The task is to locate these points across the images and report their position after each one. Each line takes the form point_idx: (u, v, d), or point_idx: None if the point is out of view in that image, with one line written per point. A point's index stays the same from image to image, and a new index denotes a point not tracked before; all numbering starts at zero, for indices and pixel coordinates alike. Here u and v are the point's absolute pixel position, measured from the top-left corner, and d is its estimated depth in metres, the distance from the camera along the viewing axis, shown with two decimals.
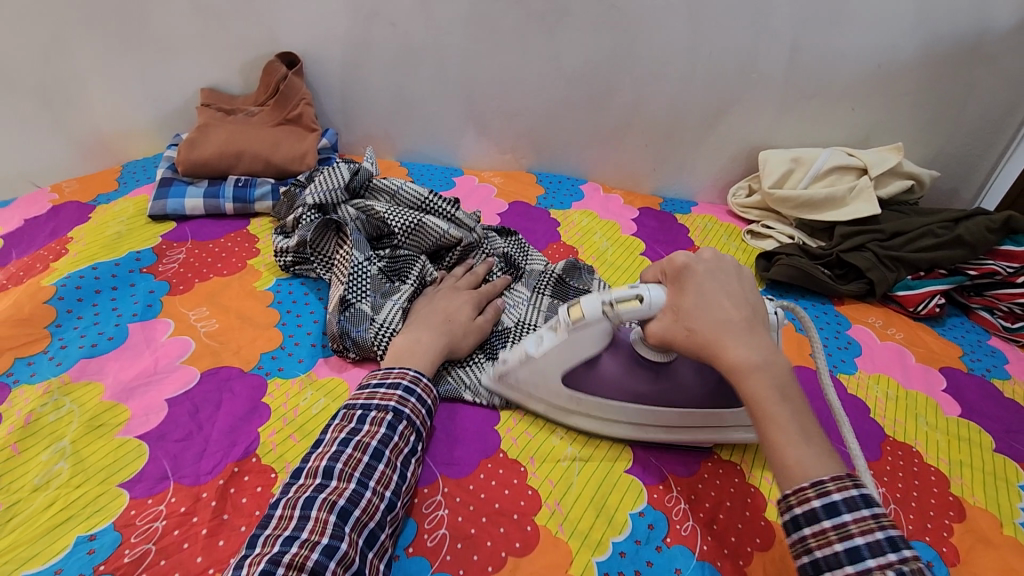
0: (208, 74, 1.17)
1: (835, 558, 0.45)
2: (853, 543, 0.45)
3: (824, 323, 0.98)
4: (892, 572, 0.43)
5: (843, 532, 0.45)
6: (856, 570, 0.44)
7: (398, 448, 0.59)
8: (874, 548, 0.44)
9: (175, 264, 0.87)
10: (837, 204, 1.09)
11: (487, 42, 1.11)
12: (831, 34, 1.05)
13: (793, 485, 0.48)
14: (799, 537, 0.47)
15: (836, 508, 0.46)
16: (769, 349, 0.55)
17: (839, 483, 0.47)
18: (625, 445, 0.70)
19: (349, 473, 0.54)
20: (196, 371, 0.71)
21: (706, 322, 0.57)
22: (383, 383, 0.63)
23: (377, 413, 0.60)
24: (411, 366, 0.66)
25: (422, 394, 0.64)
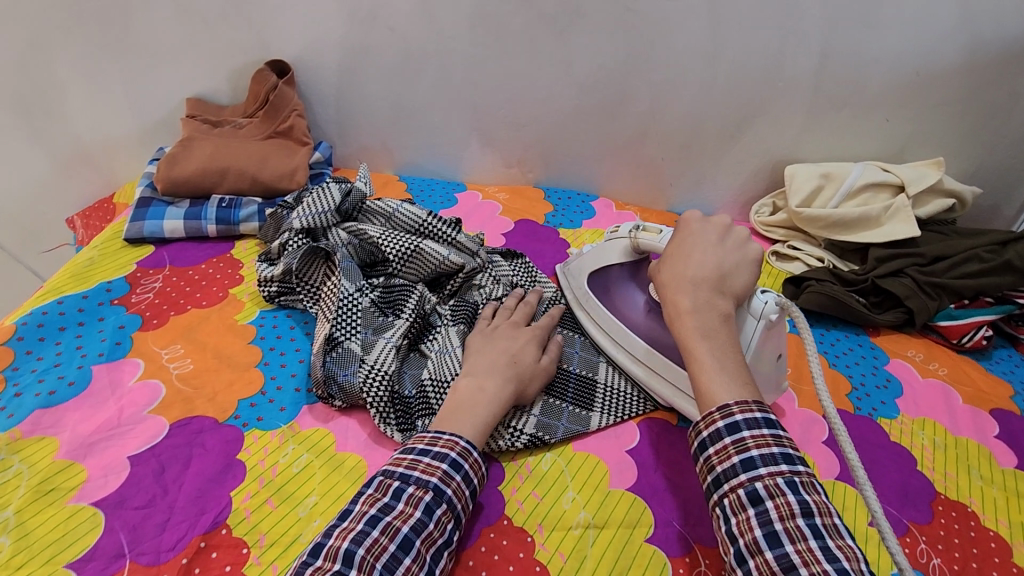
0: (194, 83, 1.10)
1: (732, 470, 0.49)
2: (752, 470, 0.48)
3: (860, 358, 0.89)
4: (777, 481, 0.47)
5: (740, 445, 0.49)
6: (749, 477, 0.48)
7: (432, 538, 0.50)
8: (766, 458, 0.48)
9: (149, 294, 0.80)
10: (872, 225, 1.00)
11: (492, 47, 1.03)
12: (867, 38, 0.96)
13: (704, 413, 0.52)
14: (705, 459, 0.51)
15: (739, 432, 0.50)
16: (708, 299, 0.58)
17: (759, 441, 0.49)
18: (645, 509, 0.62)
19: (370, 564, 0.46)
20: (164, 422, 0.64)
21: (668, 270, 0.62)
22: (428, 452, 0.55)
23: (415, 490, 0.52)
24: (462, 433, 0.58)
25: (469, 472, 0.56)
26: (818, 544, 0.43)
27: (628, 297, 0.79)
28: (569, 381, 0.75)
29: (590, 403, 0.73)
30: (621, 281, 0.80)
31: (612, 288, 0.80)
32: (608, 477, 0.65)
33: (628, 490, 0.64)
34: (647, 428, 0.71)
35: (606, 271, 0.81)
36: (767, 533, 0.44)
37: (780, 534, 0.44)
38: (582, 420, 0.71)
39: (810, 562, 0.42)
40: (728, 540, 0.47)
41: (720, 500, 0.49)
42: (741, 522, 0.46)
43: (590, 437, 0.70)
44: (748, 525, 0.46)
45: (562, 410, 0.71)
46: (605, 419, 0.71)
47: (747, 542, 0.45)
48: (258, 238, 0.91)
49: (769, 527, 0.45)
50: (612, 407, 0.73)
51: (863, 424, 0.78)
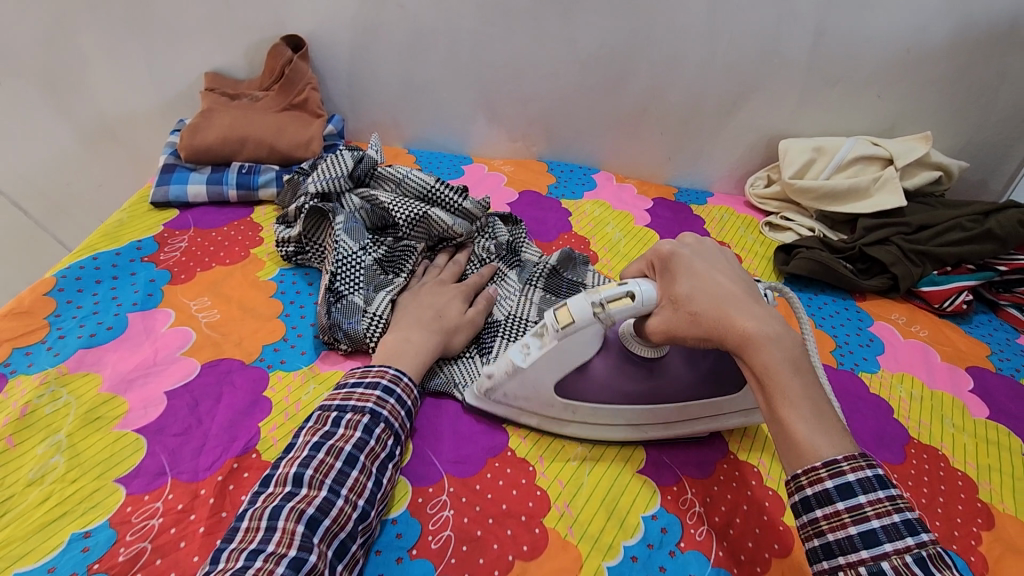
0: (211, 58, 1.14)
1: (849, 542, 0.44)
2: (876, 546, 0.43)
3: (845, 320, 0.94)
4: (906, 559, 0.42)
5: (857, 514, 0.45)
6: (872, 555, 0.43)
7: (374, 453, 0.57)
8: (890, 532, 0.43)
9: (176, 252, 0.85)
10: (860, 196, 1.05)
11: (498, 24, 1.07)
12: (859, 16, 1.00)
13: (804, 466, 0.47)
14: (811, 522, 0.46)
15: (854, 496, 0.45)
16: (779, 332, 0.51)
17: (852, 462, 0.46)
18: (638, 445, 0.68)
19: (320, 481, 0.53)
20: (196, 363, 0.69)
21: (704, 297, 0.54)
22: (361, 383, 0.62)
23: (353, 415, 0.58)
24: (391, 366, 0.65)
25: (402, 395, 0.62)
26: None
27: None
28: None
29: None
30: (603, 337, 0.65)
31: (594, 340, 0.66)
32: None
33: None
34: None
35: None
36: None
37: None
38: None
39: None
40: None
41: (832, 572, 0.44)
42: None
43: None
44: None
45: None
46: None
47: None
48: (276, 203, 0.96)
49: None
50: None
51: (845, 377, 0.84)
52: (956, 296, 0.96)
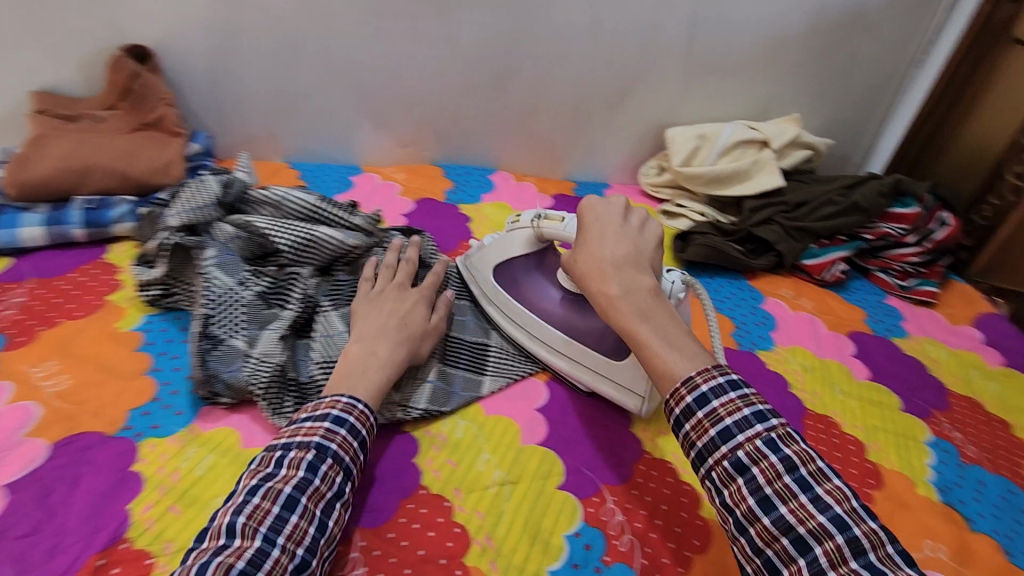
0: (37, 75, 0.98)
1: (726, 470, 0.47)
2: (732, 439, 0.47)
3: (741, 300, 0.98)
4: (757, 445, 0.46)
5: (713, 418, 0.48)
6: (730, 448, 0.47)
7: (319, 494, 0.51)
8: (741, 425, 0.47)
9: (10, 311, 0.73)
10: (743, 179, 1.10)
11: (374, 24, 1.01)
12: (726, 6, 1.04)
13: (669, 390, 0.50)
14: (704, 469, 0.48)
15: (731, 435, 0.47)
16: (633, 278, 0.55)
17: (705, 375, 0.49)
18: (556, 458, 0.67)
19: (253, 529, 0.47)
20: (44, 444, 0.59)
21: (586, 257, 0.58)
22: (311, 416, 0.56)
23: (297, 452, 0.52)
24: (344, 392, 0.58)
25: (357, 423, 0.56)
26: (809, 497, 0.44)
27: (539, 290, 0.77)
28: (464, 348, 0.76)
29: (484, 367, 0.75)
30: (527, 271, 0.79)
31: (520, 278, 0.79)
32: (520, 435, 0.69)
33: (540, 444, 0.68)
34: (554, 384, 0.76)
35: (511, 264, 0.79)
36: (794, 539, 0.43)
37: (772, 497, 0.45)
38: (476, 385, 0.73)
39: (837, 561, 0.42)
40: (754, 550, 0.45)
41: (708, 473, 0.48)
42: (762, 532, 0.45)
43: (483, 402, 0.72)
44: (772, 533, 0.44)
45: (456, 377, 0.73)
46: (496, 382, 0.74)
47: (776, 549, 0.44)
48: (135, 239, 0.85)
49: (794, 532, 0.44)
50: (504, 371, 0.75)
51: (744, 356, 0.87)
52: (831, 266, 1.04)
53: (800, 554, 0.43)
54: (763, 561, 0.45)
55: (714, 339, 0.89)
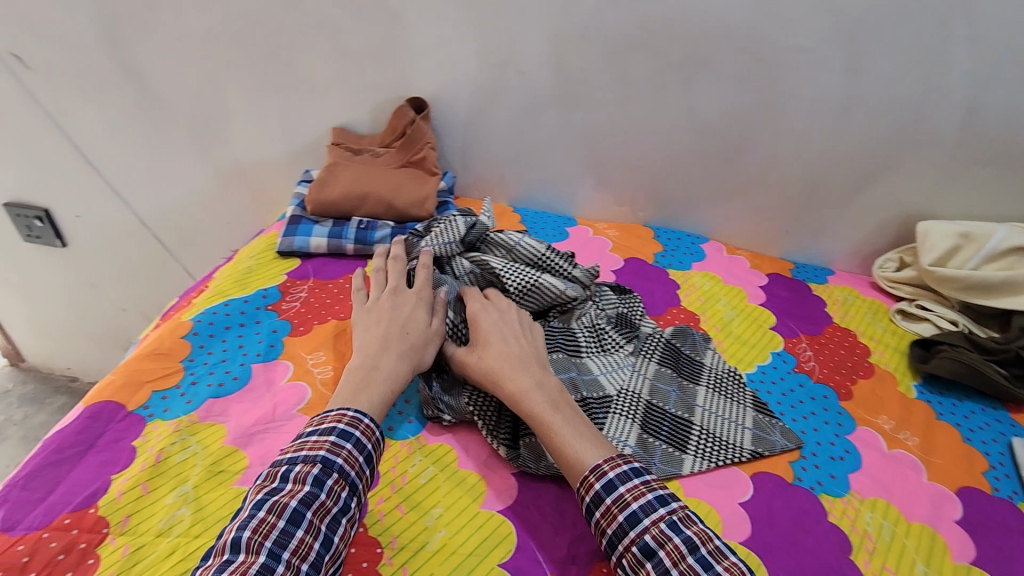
0: (336, 115, 1.23)
1: (619, 529, 0.54)
2: (637, 523, 0.53)
3: (997, 434, 0.82)
4: (662, 527, 0.52)
5: (599, 528, 0.55)
6: (637, 532, 0.53)
7: (324, 508, 0.53)
8: (618, 534, 0.54)
9: (297, 303, 0.90)
10: (1017, 290, 0.93)
11: (617, 91, 1.07)
12: (1022, 94, 0.92)
13: (580, 479, 0.58)
14: (596, 523, 0.56)
15: (647, 505, 0.54)
16: (541, 375, 0.68)
17: (612, 462, 0.57)
18: (760, 564, 0.62)
19: (258, 544, 0.49)
20: (310, 421, 0.71)
21: (496, 357, 0.69)
22: (317, 430, 0.58)
23: (303, 467, 0.55)
24: (352, 406, 0.61)
25: (362, 438, 0.58)
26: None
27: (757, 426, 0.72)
28: (664, 421, 0.75)
29: (685, 445, 0.73)
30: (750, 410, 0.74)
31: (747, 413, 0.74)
32: (720, 526, 0.65)
33: (742, 543, 0.63)
34: (761, 482, 0.71)
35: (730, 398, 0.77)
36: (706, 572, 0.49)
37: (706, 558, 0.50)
38: (676, 461, 0.71)
39: None
40: None
41: (619, 560, 0.54)
42: None
43: (706, 475, 0.71)
44: None
45: (656, 448, 0.72)
46: (699, 464, 0.71)
47: None
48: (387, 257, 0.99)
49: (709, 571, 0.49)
50: (707, 452, 0.72)
51: (1000, 507, 0.72)
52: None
53: None
54: None
55: (957, 476, 0.75)
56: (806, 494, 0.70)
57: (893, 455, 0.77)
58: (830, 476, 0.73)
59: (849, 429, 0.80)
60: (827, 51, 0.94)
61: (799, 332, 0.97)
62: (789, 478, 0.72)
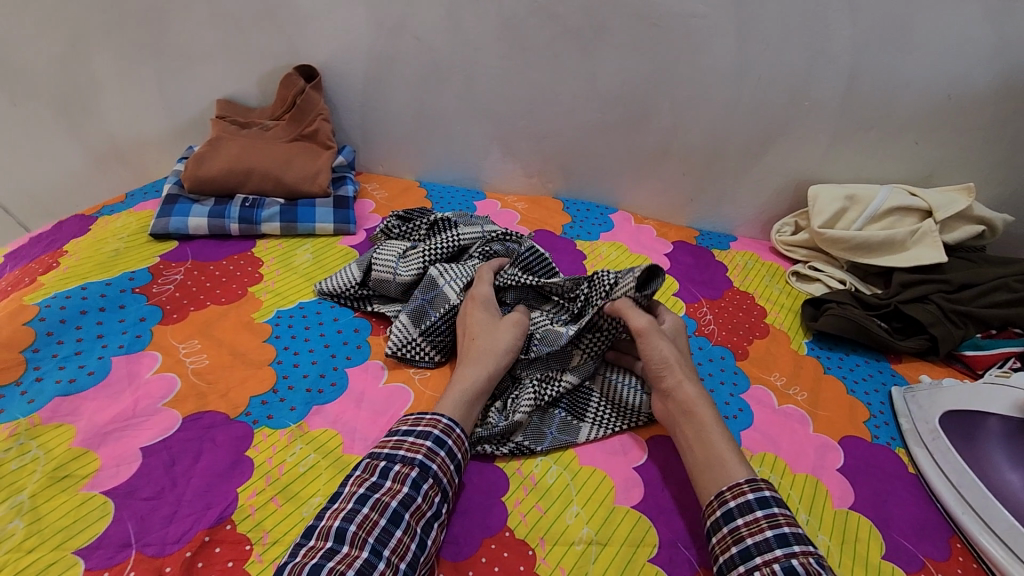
0: (220, 86, 1.13)
1: (766, 543, 0.51)
2: (788, 546, 0.51)
3: (880, 384, 0.86)
4: (813, 559, 0.50)
5: (736, 536, 0.53)
6: (785, 553, 0.51)
7: (420, 511, 0.54)
8: (760, 547, 0.51)
9: (170, 286, 0.82)
10: (896, 249, 0.98)
11: (518, 58, 1.04)
12: (898, 59, 0.95)
13: (731, 483, 0.57)
14: (733, 530, 0.54)
15: (770, 507, 0.54)
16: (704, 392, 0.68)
17: (735, 491, 0.56)
18: (650, 528, 0.61)
19: (362, 539, 0.51)
20: (177, 415, 0.65)
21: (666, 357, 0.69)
22: (413, 431, 0.60)
23: (400, 468, 0.56)
24: (444, 414, 0.62)
25: (453, 447, 0.60)
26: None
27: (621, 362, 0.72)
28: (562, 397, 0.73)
29: (582, 413, 0.72)
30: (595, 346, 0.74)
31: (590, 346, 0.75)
32: (613, 493, 0.64)
33: (634, 507, 0.63)
34: (658, 445, 0.70)
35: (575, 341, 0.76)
36: None
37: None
38: (572, 431, 0.70)
39: None
40: None
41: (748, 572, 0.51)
42: None
43: (604, 442, 0.70)
44: None
45: (553, 419, 0.71)
46: (595, 432, 0.70)
47: None
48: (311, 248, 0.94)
49: None
50: (603, 418, 0.72)
51: (879, 454, 0.75)
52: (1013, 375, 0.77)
53: None
54: None
55: (841, 427, 0.78)
56: None
57: (783, 410, 0.79)
58: None
59: (743, 388, 0.82)
60: (719, 17, 0.95)
61: (700, 298, 0.98)
62: None
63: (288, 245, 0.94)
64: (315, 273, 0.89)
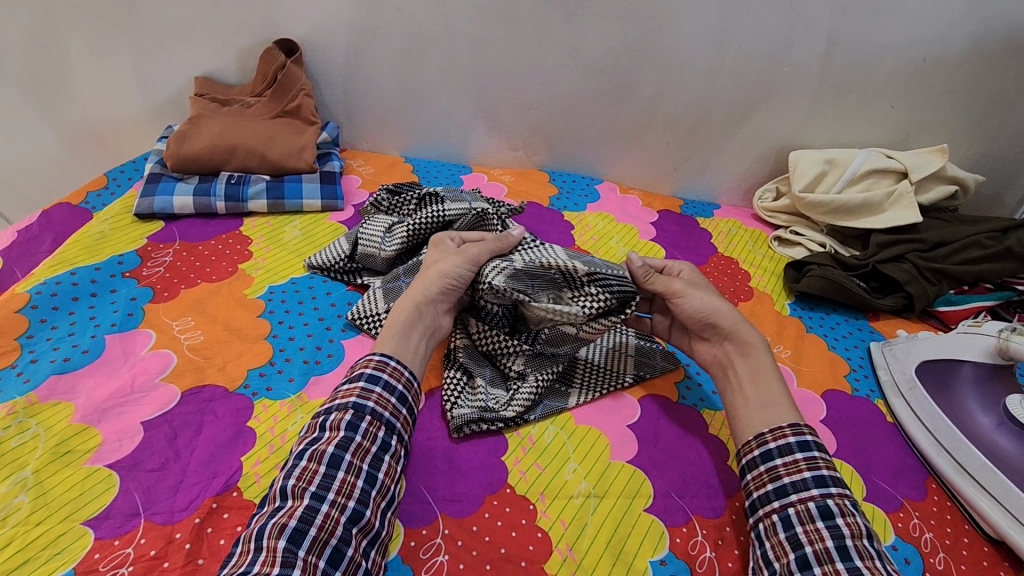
0: (197, 63, 1.10)
1: (802, 482, 0.54)
2: (824, 487, 0.53)
3: (859, 341, 0.90)
4: (846, 501, 0.53)
5: (773, 475, 0.56)
6: (821, 493, 0.53)
7: (363, 449, 0.54)
8: (797, 486, 0.54)
9: (160, 268, 0.81)
10: (874, 211, 1.01)
11: (500, 28, 1.03)
12: (875, 23, 0.97)
13: (772, 425, 0.59)
14: (772, 468, 0.56)
15: (810, 450, 0.56)
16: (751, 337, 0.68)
17: (775, 433, 0.58)
18: (645, 480, 0.64)
19: (303, 489, 0.51)
20: (176, 390, 0.65)
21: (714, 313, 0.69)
22: (347, 379, 0.59)
23: (337, 414, 0.56)
24: (376, 351, 0.62)
25: (389, 380, 0.59)
26: (883, 566, 0.48)
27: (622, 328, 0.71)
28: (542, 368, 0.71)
29: (571, 380, 0.74)
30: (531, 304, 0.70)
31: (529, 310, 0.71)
32: (609, 450, 0.66)
33: (629, 462, 0.65)
34: (650, 404, 0.73)
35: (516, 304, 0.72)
36: (840, 545, 0.50)
37: (851, 549, 0.49)
38: (562, 397, 0.72)
39: (826, 560, 0.49)
40: (792, 545, 0.51)
41: (784, 508, 0.54)
42: (811, 532, 0.51)
43: (598, 404, 0.72)
44: (820, 535, 0.51)
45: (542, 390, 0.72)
46: (585, 396, 0.72)
47: (817, 549, 0.50)
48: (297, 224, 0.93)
49: (841, 541, 0.50)
50: (591, 383, 0.73)
51: (860, 406, 0.79)
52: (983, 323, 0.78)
53: (840, 558, 0.49)
54: (799, 554, 0.50)
55: (824, 382, 0.81)
56: (690, 412, 0.72)
57: None
58: (710, 391, 0.75)
59: None
60: None
61: None
62: (674, 398, 0.74)
63: (276, 222, 0.93)
64: (304, 249, 0.89)
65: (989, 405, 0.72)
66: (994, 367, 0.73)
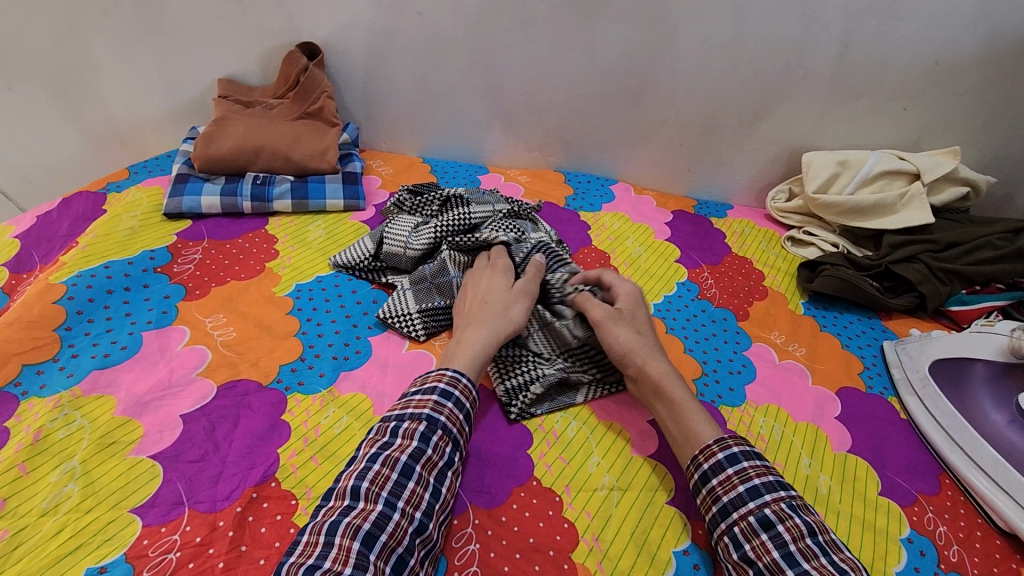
0: (220, 66, 1.13)
1: (739, 498, 0.56)
2: (759, 497, 0.55)
3: (872, 339, 0.91)
4: (782, 505, 0.54)
5: (714, 496, 0.57)
6: (757, 504, 0.55)
7: (431, 462, 0.56)
8: (736, 503, 0.56)
9: (190, 265, 0.84)
10: (886, 212, 1.03)
11: (518, 31, 1.05)
12: (888, 27, 0.98)
13: (702, 448, 0.61)
14: (710, 490, 0.58)
15: (739, 462, 0.58)
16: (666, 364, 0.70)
17: (706, 454, 0.60)
18: (666, 474, 0.66)
19: (376, 493, 0.52)
20: (212, 384, 0.67)
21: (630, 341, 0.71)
22: (420, 390, 0.61)
23: (410, 424, 0.58)
24: (449, 367, 0.64)
25: (460, 397, 0.61)
26: (828, 560, 0.50)
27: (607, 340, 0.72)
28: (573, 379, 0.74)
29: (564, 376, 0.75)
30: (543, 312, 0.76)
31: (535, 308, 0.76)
32: (631, 444, 0.68)
33: (650, 456, 0.67)
34: None
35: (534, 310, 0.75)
36: (785, 552, 0.51)
37: (796, 553, 0.51)
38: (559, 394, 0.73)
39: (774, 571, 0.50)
40: (746, 563, 0.53)
41: (730, 528, 0.55)
42: (757, 546, 0.53)
43: (620, 399, 0.74)
44: (766, 547, 0.52)
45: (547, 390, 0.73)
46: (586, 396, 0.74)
47: (766, 562, 0.51)
48: (321, 224, 0.96)
49: (785, 548, 0.52)
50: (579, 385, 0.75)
51: (874, 402, 0.80)
52: (996, 324, 0.81)
53: (789, 566, 0.50)
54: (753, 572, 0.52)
55: (839, 379, 0.83)
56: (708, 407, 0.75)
57: (784, 365, 0.84)
58: (727, 389, 0.78)
59: (746, 346, 0.86)
60: None
61: (701, 264, 1.02)
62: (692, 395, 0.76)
63: (300, 221, 0.96)
64: (329, 248, 0.91)
65: (1002, 403, 0.74)
66: (1006, 365, 0.76)
